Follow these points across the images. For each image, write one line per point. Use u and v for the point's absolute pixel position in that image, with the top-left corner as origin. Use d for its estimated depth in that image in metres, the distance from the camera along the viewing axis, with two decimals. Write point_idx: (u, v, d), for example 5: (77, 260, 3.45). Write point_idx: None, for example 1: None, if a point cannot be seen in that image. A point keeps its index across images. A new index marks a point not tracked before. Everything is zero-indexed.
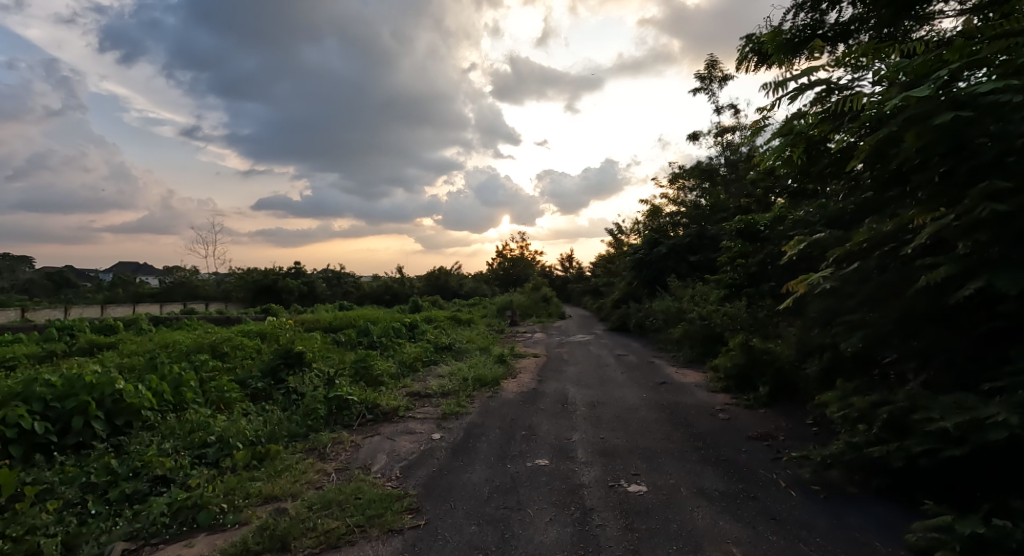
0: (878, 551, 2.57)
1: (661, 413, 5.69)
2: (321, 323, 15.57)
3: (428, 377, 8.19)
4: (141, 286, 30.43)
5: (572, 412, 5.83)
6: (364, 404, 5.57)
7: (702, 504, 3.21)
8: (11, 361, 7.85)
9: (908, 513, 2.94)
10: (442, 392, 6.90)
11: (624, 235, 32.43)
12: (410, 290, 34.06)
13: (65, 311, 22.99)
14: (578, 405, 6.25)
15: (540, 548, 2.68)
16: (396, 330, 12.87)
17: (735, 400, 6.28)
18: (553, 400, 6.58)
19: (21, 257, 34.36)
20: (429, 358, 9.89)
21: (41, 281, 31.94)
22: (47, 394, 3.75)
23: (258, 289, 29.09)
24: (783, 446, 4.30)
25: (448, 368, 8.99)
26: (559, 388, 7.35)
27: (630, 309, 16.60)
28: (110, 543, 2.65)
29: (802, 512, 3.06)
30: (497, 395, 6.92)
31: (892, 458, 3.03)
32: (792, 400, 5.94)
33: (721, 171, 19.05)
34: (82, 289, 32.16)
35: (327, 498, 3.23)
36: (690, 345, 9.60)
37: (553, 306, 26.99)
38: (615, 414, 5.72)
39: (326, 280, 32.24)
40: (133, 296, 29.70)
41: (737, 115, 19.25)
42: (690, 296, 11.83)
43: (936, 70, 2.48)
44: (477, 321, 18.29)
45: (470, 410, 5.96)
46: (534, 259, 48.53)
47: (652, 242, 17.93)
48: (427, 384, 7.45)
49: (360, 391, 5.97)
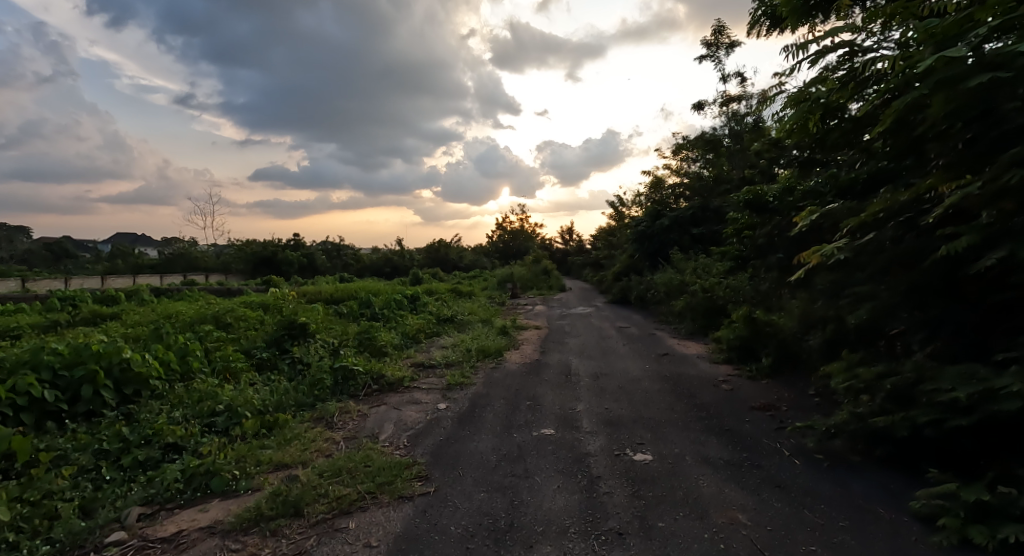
0: (882, 517, 2.61)
1: (664, 384, 5.75)
2: (322, 295, 15.58)
3: (431, 349, 8.23)
4: (141, 258, 30.38)
5: (576, 383, 5.89)
6: (370, 374, 5.60)
7: (707, 473, 3.26)
8: (15, 331, 7.88)
9: (912, 482, 2.97)
10: (446, 363, 6.95)
11: (624, 208, 32.19)
12: (411, 262, 34.02)
13: (67, 282, 22.99)
14: (581, 375, 6.30)
15: (549, 515, 2.72)
16: (397, 303, 12.90)
17: (738, 371, 6.32)
18: (556, 371, 6.64)
19: (21, 227, 34.17)
20: (432, 329, 9.94)
21: (41, 252, 31.91)
22: (55, 362, 3.76)
23: (258, 261, 29.07)
24: (786, 416, 4.34)
25: (451, 339, 9.04)
26: (562, 360, 7.40)
27: (632, 281, 16.60)
28: (126, 507, 2.67)
29: (806, 480, 3.11)
30: (500, 366, 6.98)
31: (897, 428, 3.05)
32: (794, 372, 5.99)
33: (726, 142, 18.76)
34: (81, 260, 32.12)
35: (337, 466, 3.27)
36: (692, 317, 9.63)
37: (555, 278, 27.03)
38: (618, 385, 5.77)
39: (326, 252, 32.16)
40: (133, 268, 29.66)
41: (744, 84, 18.82)
42: (692, 269, 11.79)
43: (968, 30, 2.38)
44: (478, 294, 18.32)
45: (474, 382, 6.00)
46: (534, 231, 48.37)
47: (654, 214, 17.78)
48: (431, 355, 7.50)
49: (366, 361, 6.01)
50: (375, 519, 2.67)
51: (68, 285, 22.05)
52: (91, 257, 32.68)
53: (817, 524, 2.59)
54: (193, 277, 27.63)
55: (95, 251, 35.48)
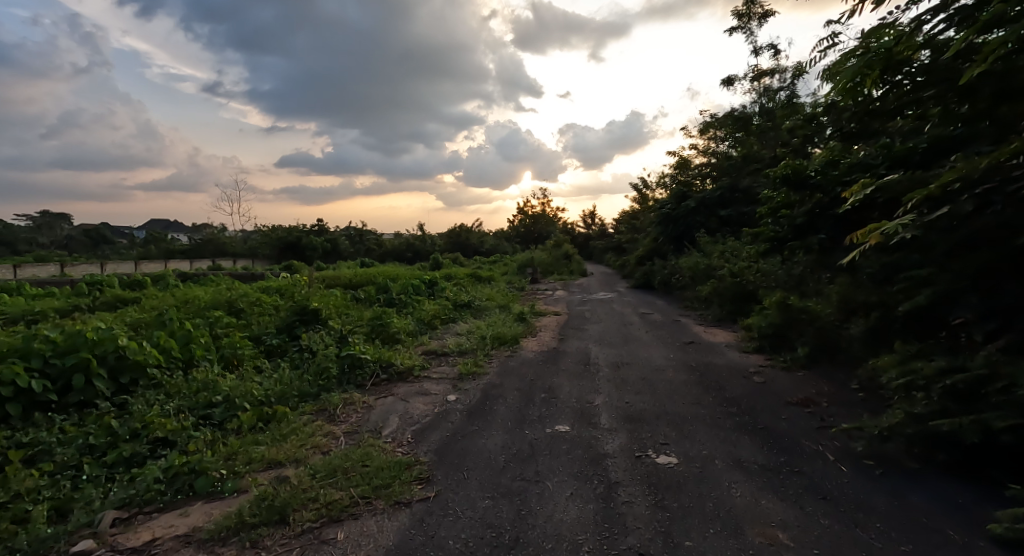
0: (953, 540, 2.23)
1: (690, 374, 5.37)
2: (341, 280, 15.53)
3: (445, 336, 8.00)
4: (170, 244, 31.08)
5: (595, 373, 5.56)
6: (379, 362, 5.38)
7: (740, 480, 2.90)
8: (36, 316, 7.96)
9: (983, 495, 2.58)
10: (459, 351, 6.70)
11: (647, 190, 31.36)
12: (432, 247, 33.99)
13: (103, 267, 23.68)
14: (601, 365, 5.96)
15: (560, 529, 2.41)
16: (414, 289, 12.73)
17: (770, 361, 5.89)
18: (574, 359, 6.32)
19: (61, 215, 35.39)
20: (448, 315, 9.74)
21: (79, 238, 33.04)
22: (46, 350, 3.60)
23: (283, 247, 29.44)
24: (827, 413, 3.94)
25: (466, 325, 8.80)
26: (580, 348, 7.07)
27: (655, 266, 16.07)
28: (100, 512, 2.45)
29: (857, 491, 2.73)
30: (516, 354, 6.71)
31: (965, 433, 2.65)
32: (833, 362, 5.54)
33: (756, 119, 17.88)
34: (114, 246, 33.09)
35: (332, 465, 3.03)
36: (719, 303, 9.16)
37: (576, 262, 26.60)
38: (640, 375, 5.41)
39: (348, 238, 32.31)
40: (163, 253, 30.37)
41: (777, 57, 17.82)
42: (719, 252, 11.25)
43: None
44: (497, 279, 18.05)
45: (488, 371, 5.73)
46: (555, 215, 47.80)
47: (680, 196, 17.12)
48: (445, 342, 7.29)
49: (377, 349, 5.80)
50: (366, 529, 2.41)
51: (100, 271, 22.69)
52: (126, 244, 33.67)
53: (875, 547, 2.22)
54: (221, 263, 28.15)
55: (128, 237, 36.52)
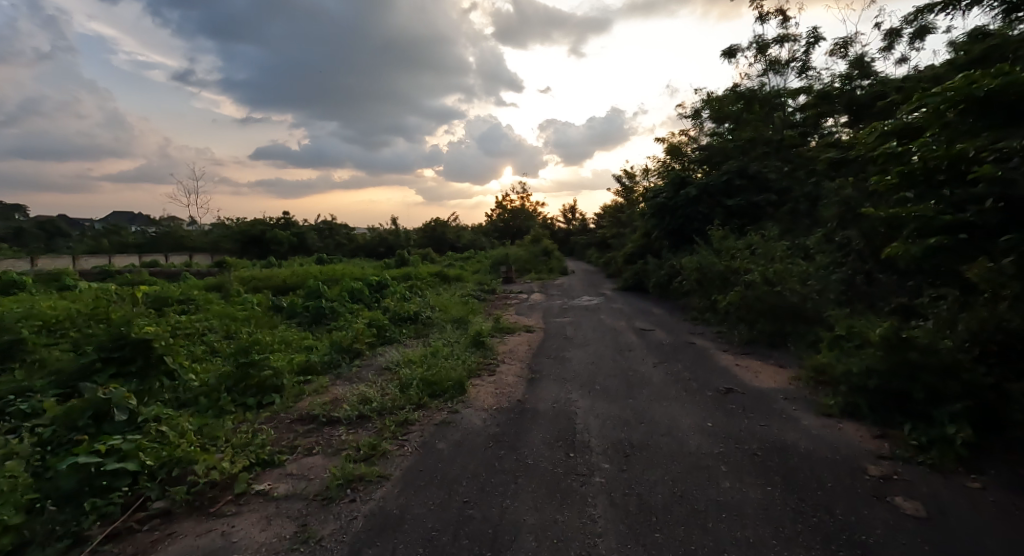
0: None
1: (763, 486, 2.81)
2: (274, 282, 12.58)
3: (358, 378, 5.28)
4: (118, 237, 27.61)
5: (586, 479, 2.96)
6: (163, 474, 2.73)
7: None
8: None
9: None
10: (358, 420, 4.01)
11: (633, 182, 28.96)
12: (404, 242, 31.02)
13: (33, 262, 20.33)
14: (595, 451, 3.35)
15: None
16: (352, 296, 9.95)
17: (886, 441, 3.39)
18: (548, 434, 3.70)
19: (10, 206, 31.72)
20: (379, 338, 7.04)
21: (29, 230, 29.30)
22: None
23: (245, 242, 26.23)
24: None
25: (398, 355, 6.11)
26: (560, 402, 4.46)
27: (649, 265, 13.56)
28: None
29: None
30: (454, 417, 4.08)
31: None
32: (1005, 451, 3.10)
33: (763, 95, 15.56)
34: (56, 239, 29.33)
35: None
36: (748, 321, 6.69)
37: (556, 260, 24.01)
38: (671, 486, 2.84)
39: (316, 231, 29.14)
40: (117, 246, 26.95)
41: (786, 25, 15.53)
42: (737, 251, 8.76)
43: None
44: (467, 280, 15.35)
45: (387, 473, 3.08)
46: (534, 209, 45.26)
47: (678, 183, 14.60)
48: (346, 393, 4.61)
49: (181, 433, 3.13)
50: None
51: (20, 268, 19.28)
52: (72, 236, 30.08)
53: None
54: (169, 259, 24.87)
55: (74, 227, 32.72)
